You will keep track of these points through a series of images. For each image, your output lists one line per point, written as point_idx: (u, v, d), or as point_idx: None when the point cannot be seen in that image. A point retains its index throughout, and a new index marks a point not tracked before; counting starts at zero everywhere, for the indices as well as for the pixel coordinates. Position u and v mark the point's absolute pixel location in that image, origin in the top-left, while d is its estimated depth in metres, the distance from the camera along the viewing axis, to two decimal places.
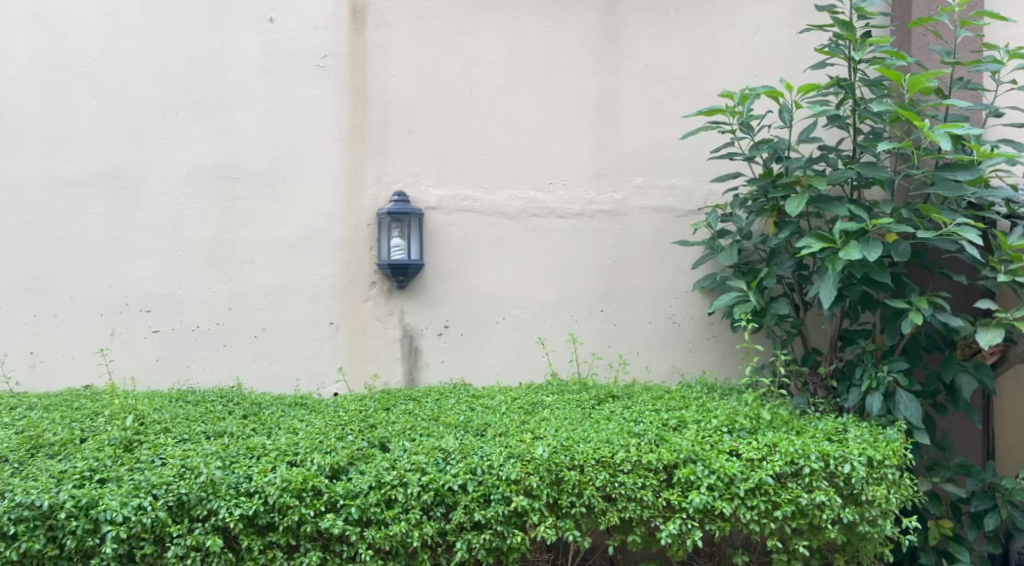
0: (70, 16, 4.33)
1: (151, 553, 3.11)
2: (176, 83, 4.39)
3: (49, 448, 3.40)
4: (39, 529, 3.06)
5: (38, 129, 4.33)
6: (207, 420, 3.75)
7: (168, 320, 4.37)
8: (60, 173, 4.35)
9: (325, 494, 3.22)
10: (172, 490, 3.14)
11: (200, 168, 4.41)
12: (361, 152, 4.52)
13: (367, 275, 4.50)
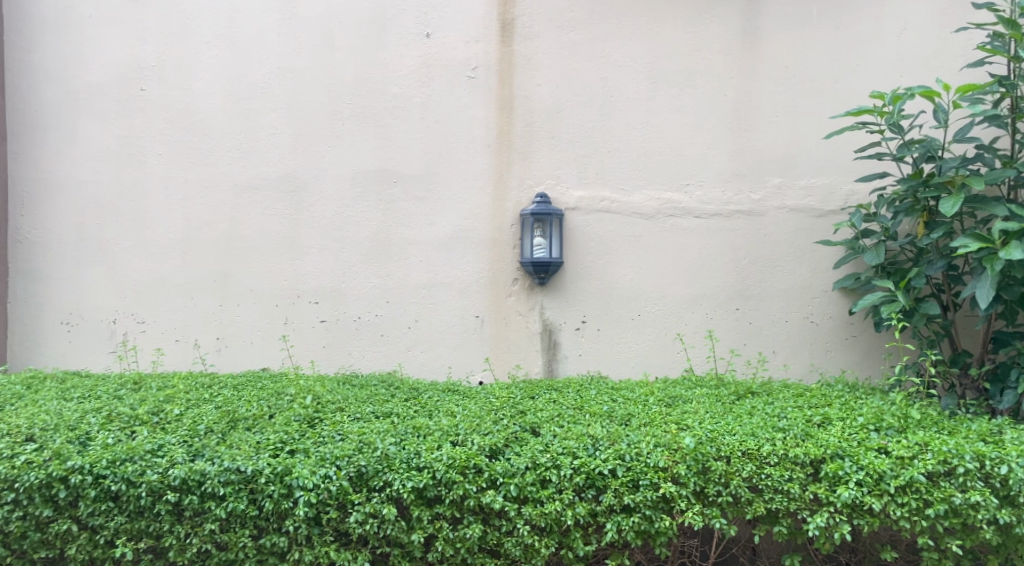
0: (253, 36, 4.62)
1: (335, 517, 3.21)
2: (343, 95, 4.67)
3: (245, 421, 3.66)
4: (242, 491, 3.21)
5: (224, 140, 4.63)
6: (374, 401, 4.05)
7: (335, 311, 4.68)
8: (243, 179, 4.63)
9: (486, 472, 3.30)
10: (353, 462, 3.28)
11: (363, 174, 4.69)
12: (507, 157, 4.75)
13: (510, 272, 4.74)
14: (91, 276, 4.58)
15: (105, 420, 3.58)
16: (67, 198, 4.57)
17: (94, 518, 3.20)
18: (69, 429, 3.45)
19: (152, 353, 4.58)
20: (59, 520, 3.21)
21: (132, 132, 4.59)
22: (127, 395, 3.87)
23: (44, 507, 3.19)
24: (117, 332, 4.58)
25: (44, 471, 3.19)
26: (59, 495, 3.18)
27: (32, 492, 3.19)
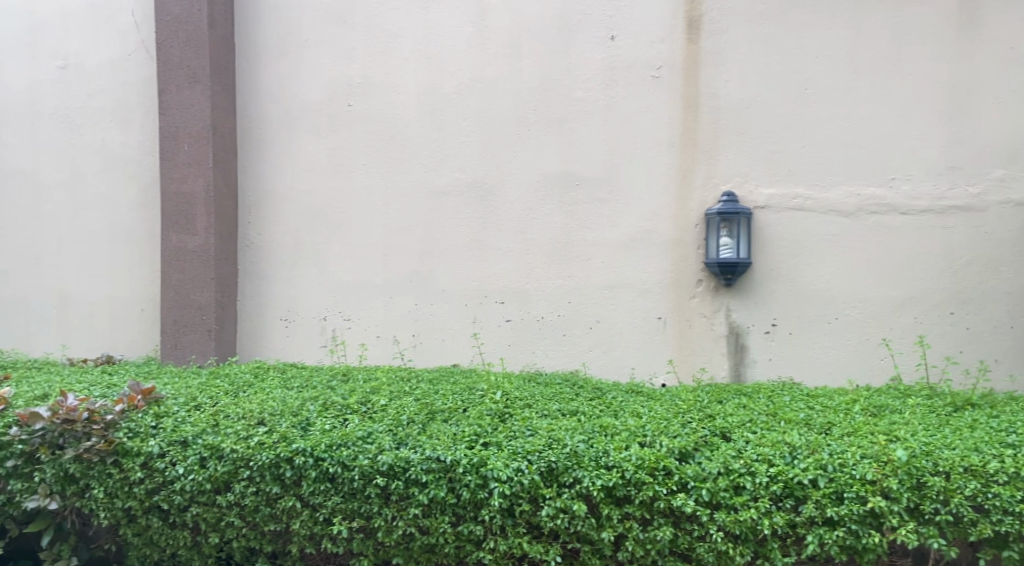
0: (445, 49, 4.82)
1: (528, 510, 3.01)
2: (530, 101, 4.76)
3: (442, 413, 3.50)
4: (442, 480, 3.04)
5: (420, 148, 4.86)
6: (560, 399, 3.84)
7: (520, 311, 4.76)
8: (437, 185, 4.85)
9: (676, 474, 3.04)
10: (544, 457, 3.08)
11: (548, 178, 4.76)
12: (693, 155, 4.65)
13: (694, 272, 4.63)
14: (304, 276, 4.94)
15: (322, 407, 3.53)
16: (288, 206, 4.95)
17: (314, 496, 3.09)
18: (291, 414, 3.41)
19: (358, 348, 4.87)
20: (285, 497, 3.10)
21: (343, 146, 4.91)
22: (339, 386, 3.92)
23: (272, 485, 3.10)
24: (327, 328, 4.91)
25: (273, 451, 3.12)
26: (286, 475, 3.09)
27: (262, 470, 3.11)
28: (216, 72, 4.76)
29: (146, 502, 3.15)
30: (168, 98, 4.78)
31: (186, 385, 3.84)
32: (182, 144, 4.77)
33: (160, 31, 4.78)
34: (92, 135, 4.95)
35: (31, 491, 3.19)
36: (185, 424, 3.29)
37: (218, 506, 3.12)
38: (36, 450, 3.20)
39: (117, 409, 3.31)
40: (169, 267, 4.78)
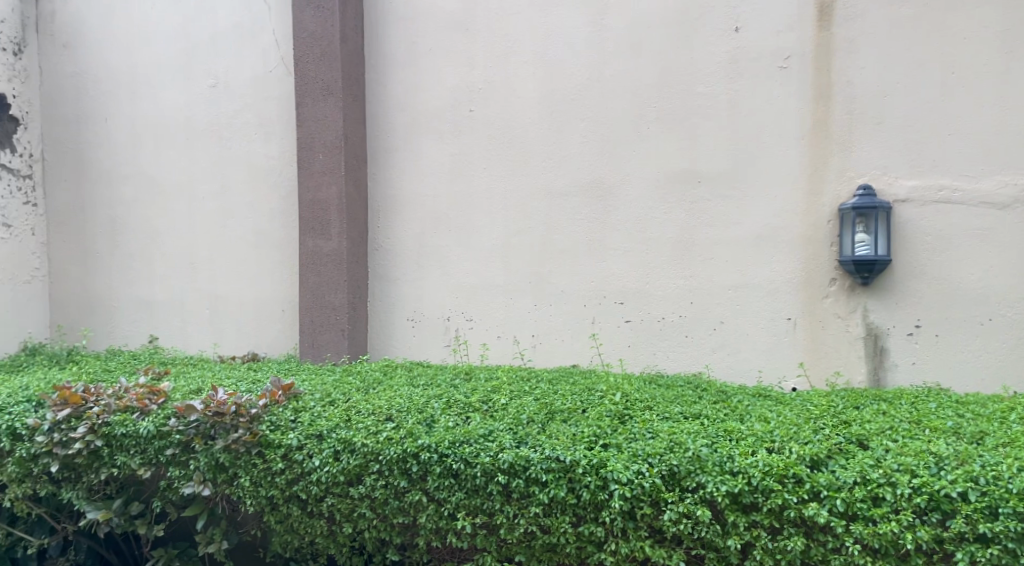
0: (564, 51, 4.83)
1: (649, 514, 2.97)
2: (649, 99, 4.69)
3: (562, 413, 3.51)
4: (562, 480, 3.05)
5: (540, 149, 4.90)
6: (682, 401, 3.76)
7: (640, 312, 4.70)
8: (555, 186, 4.87)
9: (808, 483, 2.91)
10: (665, 460, 3.03)
11: (668, 176, 4.67)
12: (825, 147, 4.42)
13: (826, 271, 4.41)
14: (429, 278, 5.10)
15: (446, 405, 3.63)
16: (414, 210, 5.13)
17: (439, 492, 3.17)
18: (418, 411, 3.53)
19: (480, 348, 4.98)
20: (412, 492, 3.21)
21: (465, 151, 5.03)
22: (462, 384, 4.02)
23: (399, 479, 3.22)
24: (451, 329, 5.05)
25: (401, 446, 3.24)
26: (412, 470, 3.20)
27: (391, 464, 3.24)
28: (347, 84, 4.89)
29: (287, 491, 3.35)
30: (304, 111, 4.95)
31: (322, 381, 4.05)
32: (316, 155, 4.93)
33: (297, 47, 4.94)
34: (237, 148, 5.20)
35: (187, 477, 3.45)
36: (320, 419, 3.48)
37: (351, 498, 3.27)
38: (191, 439, 3.46)
39: (260, 403, 3.55)
40: (305, 271, 4.98)
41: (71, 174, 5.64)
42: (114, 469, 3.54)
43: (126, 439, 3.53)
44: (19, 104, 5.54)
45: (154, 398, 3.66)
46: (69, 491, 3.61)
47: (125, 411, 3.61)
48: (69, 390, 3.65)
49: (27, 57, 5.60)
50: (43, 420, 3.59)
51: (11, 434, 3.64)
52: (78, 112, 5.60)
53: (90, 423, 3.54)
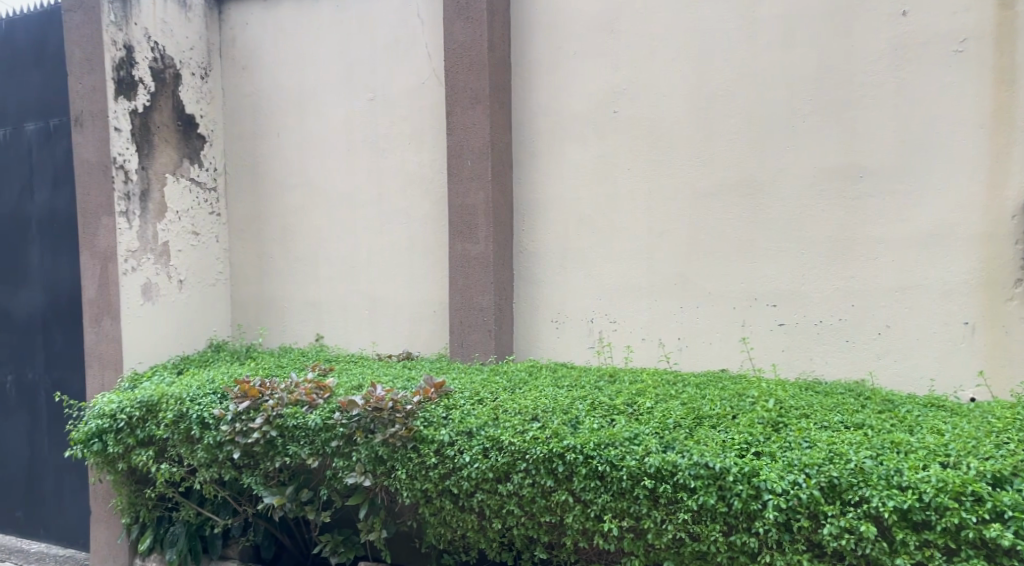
0: (713, 47, 4.52)
1: (806, 527, 2.84)
2: (804, 92, 4.36)
3: (710, 419, 3.39)
4: (712, 487, 2.97)
5: (687, 149, 4.59)
6: (843, 410, 3.55)
7: (796, 314, 4.40)
8: (702, 185, 4.57)
9: (989, 502, 2.67)
10: (824, 471, 2.87)
11: (824, 173, 4.34)
12: (1007, 137, 4.04)
13: (1011, 271, 4.02)
14: (573, 281, 4.90)
15: (590, 406, 3.60)
16: (558, 214, 4.93)
17: (585, 492, 3.19)
18: (563, 411, 3.52)
19: (624, 350, 4.77)
20: (559, 491, 3.24)
21: (609, 153, 4.78)
22: (607, 386, 3.98)
23: (546, 478, 3.26)
24: (595, 330, 4.85)
25: (547, 446, 3.27)
26: (558, 469, 3.23)
27: (537, 464, 3.28)
28: (495, 92, 4.78)
29: (439, 485, 3.49)
30: (454, 120, 4.85)
31: (471, 380, 4.16)
32: (464, 162, 4.84)
33: (447, 58, 4.84)
34: (388, 159, 5.19)
35: (350, 468, 3.68)
36: (470, 416, 3.56)
37: (500, 494, 3.36)
38: (353, 432, 3.68)
39: (415, 399, 3.69)
40: (455, 274, 4.92)
41: (250, 186, 5.57)
42: (287, 458, 3.83)
43: (297, 430, 3.80)
44: (206, 125, 5.47)
45: (321, 393, 3.91)
46: (248, 477, 3.96)
47: (296, 404, 3.89)
48: (248, 384, 3.99)
49: (211, 80, 5.53)
50: (227, 411, 3.94)
51: (200, 423, 4.02)
52: (255, 129, 5.53)
53: (266, 415, 3.85)
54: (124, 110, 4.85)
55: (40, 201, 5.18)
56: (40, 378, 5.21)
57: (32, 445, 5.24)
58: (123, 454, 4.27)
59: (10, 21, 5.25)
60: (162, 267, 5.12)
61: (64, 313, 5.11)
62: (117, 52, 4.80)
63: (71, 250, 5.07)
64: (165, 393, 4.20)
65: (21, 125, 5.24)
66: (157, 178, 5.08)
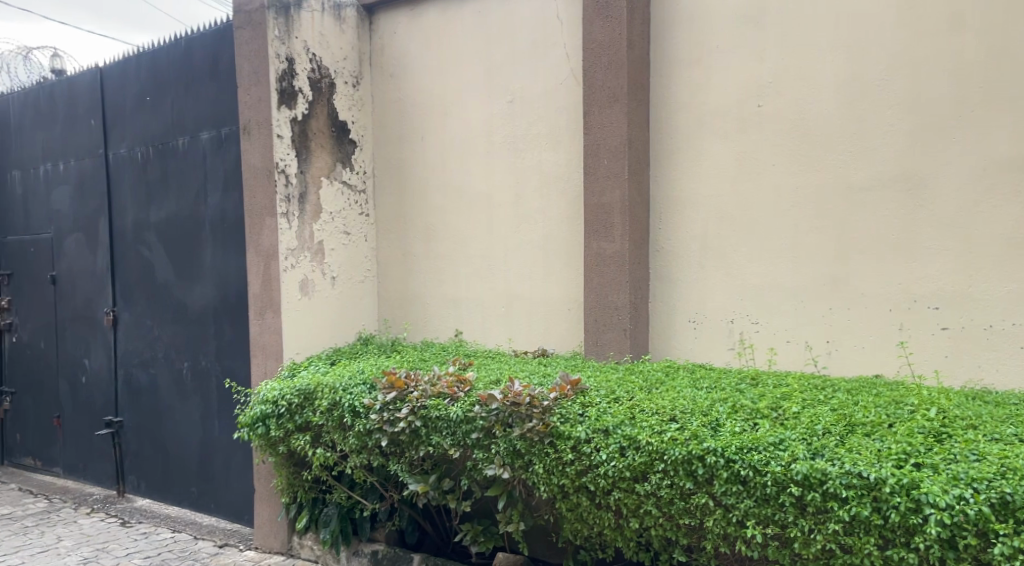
0: (868, 34, 4.16)
1: (974, 545, 2.64)
2: (973, 79, 3.92)
3: (864, 426, 3.22)
4: (866, 498, 2.82)
5: (837, 144, 4.25)
6: (1017, 423, 3.26)
7: (962, 318, 3.97)
8: (854, 181, 4.21)
9: None
10: (995, 487, 2.65)
11: (995, 165, 3.88)
12: None
13: None
14: (712, 281, 4.65)
15: (731, 409, 3.51)
16: (698, 213, 4.68)
17: (727, 497, 3.11)
18: (702, 413, 3.46)
19: (767, 352, 4.49)
20: (699, 494, 3.17)
21: (752, 149, 4.49)
22: (749, 389, 3.86)
23: (686, 480, 3.20)
24: (735, 332, 4.59)
25: (686, 448, 3.21)
26: (698, 472, 3.16)
27: (675, 465, 3.23)
28: (633, 90, 4.64)
29: (576, 481, 3.50)
30: (591, 119, 4.75)
31: (607, 378, 4.10)
32: (601, 162, 4.72)
33: (586, 58, 4.76)
34: (522, 160, 5.21)
35: (489, 459, 3.77)
36: (606, 414, 3.56)
37: (637, 494, 3.33)
38: (493, 425, 3.77)
39: (551, 396, 3.72)
40: (589, 273, 4.81)
41: (396, 188, 5.81)
42: (430, 447, 3.98)
43: (440, 420, 3.94)
44: (357, 130, 5.78)
45: (462, 386, 4.05)
46: (395, 464, 4.16)
47: (438, 396, 4.04)
48: (394, 375, 4.18)
49: (362, 88, 5.83)
50: (376, 400, 4.16)
51: (351, 411, 4.26)
52: (401, 133, 5.76)
53: (411, 405, 4.03)
54: (285, 118, 5.23)
55: (214, 204, 5.68)
56: (212, 365, 5.71)
57: (205, 427, 5.76)
58: (283, 437, 4.61)
59: (190, 40, 5.78)
60: (318, 264, 5.47)
61: (232, 307, 5.58)
62: (280, 65, 5.18)
63: (238, 249, 5.53)
64: (320, 382, 4.49)
65: (198, 135, 5.75)
66: (313, 181, 5.43)
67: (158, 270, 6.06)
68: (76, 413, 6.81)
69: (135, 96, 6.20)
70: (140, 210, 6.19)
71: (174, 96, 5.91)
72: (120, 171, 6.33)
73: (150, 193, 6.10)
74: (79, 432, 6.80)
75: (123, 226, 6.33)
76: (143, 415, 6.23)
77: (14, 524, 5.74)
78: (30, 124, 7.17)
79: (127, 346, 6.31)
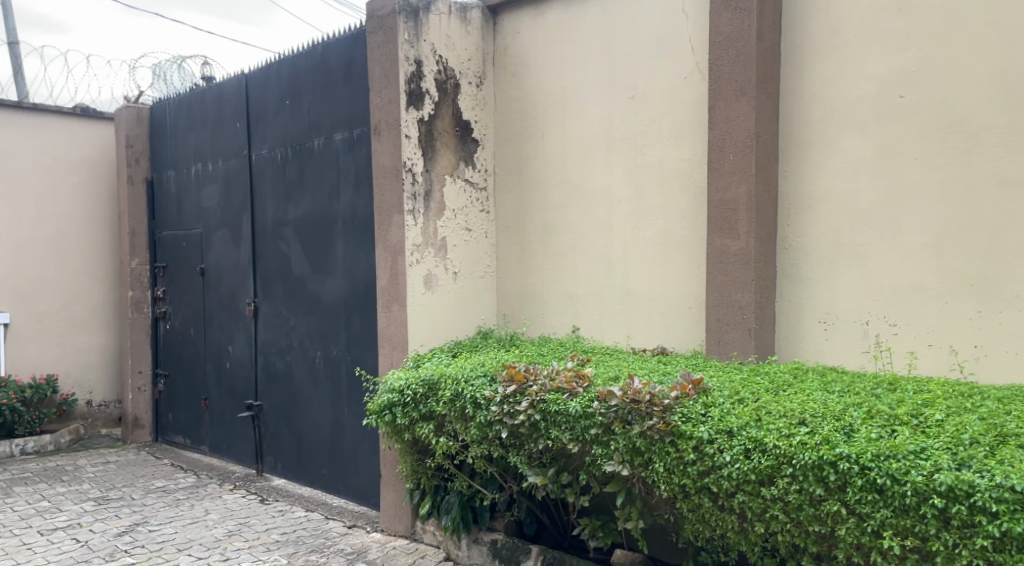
0: None
1: None
2: None
3: (1017, 438, 3.00)
4: (1019, 514, 2.63)
5: (989, 135, 3.93)
6: None
7: None
8: (1008, 174, 3.88)
9: None
10: None
11: None
12: None
13: None
14: (846, 280, 4.42)
15: (866, 415, 3.35)
16: (829, 210, 4.47)
17: (861, 506, 2.96)
18: (834, 418, 3.32)
19: (906, 356, 4.21)
20: (830, 501, 3.04)
21: (893, 142, 4.23)
22: (885, 394, 3.68)
23: (816, 486, 3.06)
24: (870, 333, 4.35)
25: (816, 453, 3.08)
26: (830, 479, 3.02)
27: (805, 470, 3.10)
28: (762, 82, 4.46)
29: (698, 482, 3.42)
30: (717, 114, 4.61)
31: (730, 379, 3.99)
32: (726, 157, 4.56)
33: (712, 51, 4.62)
34: (642, 156, 5.12)
35: (608, 456, 3.74)
36: (730, 415, 3.47)
37: (763, 498, 3.22)
38: (612, 422, 3.74)
39: (672, 394, 3.66)
40: (712, 271, 4.65)
41: (516, 185, 5.87)
42: (549, 441, 4.00)
43: (558, 415, 3.95)
44: (479, 129, 5.90)
45: (580, 382, 4.06)
46: (514, 456, 4.22)
47: (557, 391, 4.06)
48: (514, 369, 4.29)
49: (485, 87, 5.95)
50: (496, 393, 4.25)
51: (473, 402, 4.37)
52: (522, 131, 5.82)
53: (530, 399, 4.08)
54: (412, 118, 5.43)
55: (346, 202, 5.97)
56: (342, 355, 6.02)
57: (335, 413, 6.08)
58: (409, 425, 4.79)
59: (325, 46, 6.10)
60: (441, 259, 5.64)
61: (362, 300, 5.85)
62: (409, 67, 5.38)
63: (368, 244, 5.79)
64: (444, 374, 4.64)
65: (332, 136, 6.07)
66: (438, 179, 5.60)
67: (294, 264, 6.44)
68: (220, 396, 7.35)
69: (275, 101, 6.61)
70: (279, 207, 6.59)
71: (311, 99, 6.25)
72: (261, 170, 6.77)
73: (288, 191, 6.49)
74: (223, 414, 7.33)
75: (263, 222, 6.77)
76: (279, 400, 6.64)
77: (168, 496, 6.26)
78: (184, 129, 7.79)
79: (266, 335, 6.75)
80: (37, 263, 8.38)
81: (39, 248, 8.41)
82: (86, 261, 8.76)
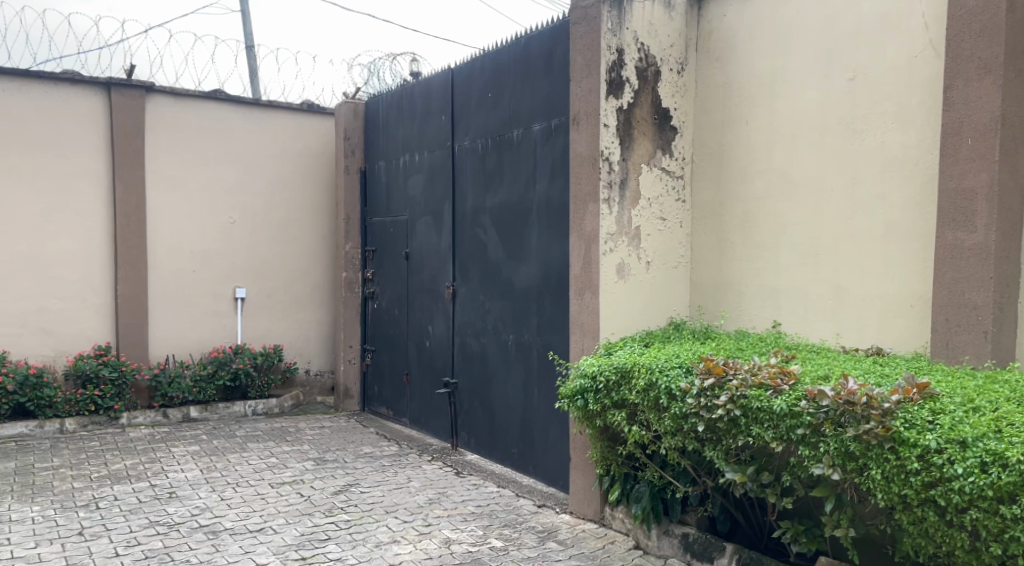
0: None
1: None
2: None
3: None
4: None
5: None
6: None
7: None
8: None
9: None
10: None
11: None
12: None
13: None
14: None
15: None
16: None
17: None
18: None
19: None
20: None
21: None
22: None
23: None
24: None
25: None
26: None
27: None
28: (1012, 58, 3.99)
29: (921, 494, 3.15)
30: (953, 95, 4.19)
31: (960, 385, 3.64)
32: (963, 143, 4.13)
33: (950, 27, 4.21)
34: (858, 143, 4.79)
35: (816, 458, 3.54)
36: (964, 424, 3.18)
37: (1002, 517, 2.92)
38: (821, 423, 3.54)
39: (893, 397, 3.40)
40: (942, 267, 4.25)
41: (715, 174, 5.71)
42: (749, 438, 3.86)
43: (761, 412, 3.80)
44: (678, 116, 5.80)
45: (785, 379, 3.88)
46: (710, 451, 4.12)
47: (760, 387, 3.91)
48: (713, 362, 4.20)
49: (686, 75, 5.84)
50: (693, 385, 4.17)
51: (667, 394, 4.30)
52: (724, 119, 5.64)
53: (730, 393, 3.95)
54: (611, 107, 5.43)
55: (542, 190, 6.10)
56: (535, 339, 6.18)
57: (526, 395, 6.28)
58: (600, 412, 4.81)
59: (528, 39, 6.25)
60: (634, 249, 5.62)
61: (555, 287, 5.97)
62: (611, 56, 5.39)
63: (562, 232, 5.89)
64: (637, 362, 4.61)
65: (531, 127, 6.23)
66: (634, 168, 5.57)
67: (491, 251, 6.70)
68: (420, 372, 7.83)
69: (478, 93, 6.89)
70: (479, 196, 6.87)
71: (512, 91, 6.46)
72: (463, 160, 7.10)
73: (488, 180, 6.75)
74: (422, 389, 7.81)
75: (464, 209, 7.10)
76: (474, 379, 6.96)
77: (376, 461, 6.80)
78: (394, 122, 8.34)
79: (464, 317, 7.09)
80: (267, 244, 9.36)
81: (268, 231, 9.38)
82: (305, 244, 9.65)
